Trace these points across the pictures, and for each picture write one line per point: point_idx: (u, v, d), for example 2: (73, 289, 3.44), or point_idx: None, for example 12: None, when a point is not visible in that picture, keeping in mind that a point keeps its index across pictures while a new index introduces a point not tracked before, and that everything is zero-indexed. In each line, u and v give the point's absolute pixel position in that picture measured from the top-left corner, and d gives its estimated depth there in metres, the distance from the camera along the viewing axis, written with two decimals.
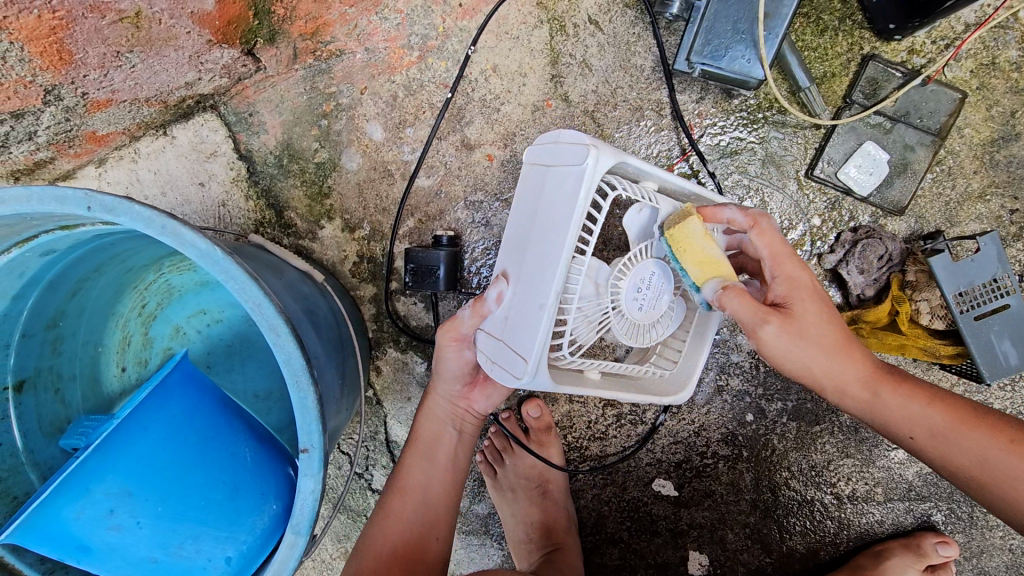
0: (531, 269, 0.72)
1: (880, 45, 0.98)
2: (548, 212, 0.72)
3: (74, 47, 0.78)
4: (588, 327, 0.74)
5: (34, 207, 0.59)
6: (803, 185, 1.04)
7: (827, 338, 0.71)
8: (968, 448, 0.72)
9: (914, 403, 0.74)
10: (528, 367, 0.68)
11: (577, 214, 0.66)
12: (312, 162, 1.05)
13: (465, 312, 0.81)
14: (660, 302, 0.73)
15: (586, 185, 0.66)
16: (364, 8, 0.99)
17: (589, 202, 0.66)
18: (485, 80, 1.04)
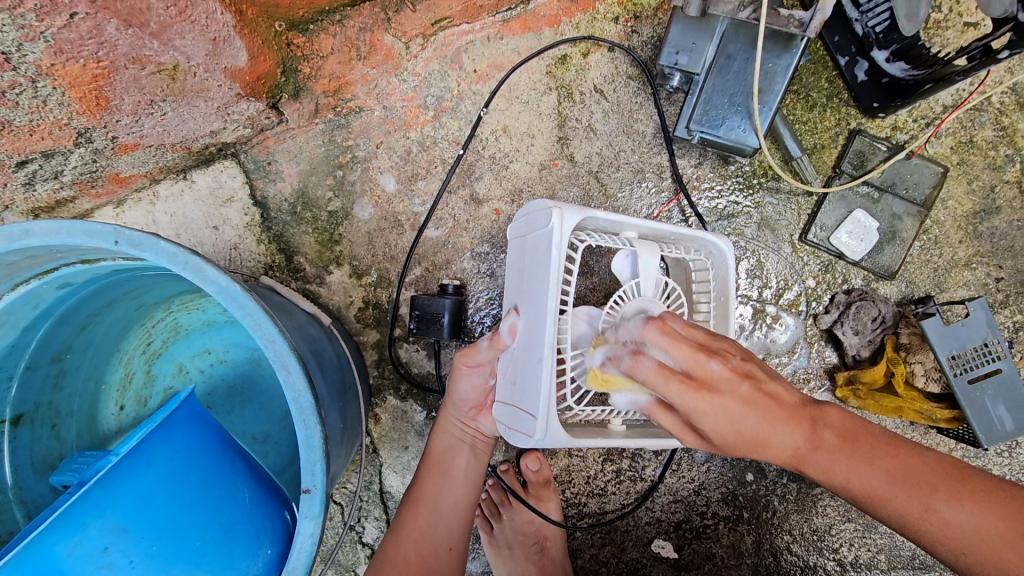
0: (525, 331, 0.75)
1: (865, 121, 1.05)
2: (530, 275, 0.76)
3: (111, 94, 0.80)
4: (587, 368, 0.75)
5: (63, 240, 0.61)
6: (797, 248, 1.09)
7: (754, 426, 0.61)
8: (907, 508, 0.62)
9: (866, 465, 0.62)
10: (537, 425, 0.69)
11: (553, 274, 0.69)
12: (325, 210, 1.09)
13: (483, 345, 0.84)
14: None
15: (553, 247, 0.70)
16: (384, 71, 1.06)
17: (563, 258, 0.70)
18: (495, 139, 1.09)
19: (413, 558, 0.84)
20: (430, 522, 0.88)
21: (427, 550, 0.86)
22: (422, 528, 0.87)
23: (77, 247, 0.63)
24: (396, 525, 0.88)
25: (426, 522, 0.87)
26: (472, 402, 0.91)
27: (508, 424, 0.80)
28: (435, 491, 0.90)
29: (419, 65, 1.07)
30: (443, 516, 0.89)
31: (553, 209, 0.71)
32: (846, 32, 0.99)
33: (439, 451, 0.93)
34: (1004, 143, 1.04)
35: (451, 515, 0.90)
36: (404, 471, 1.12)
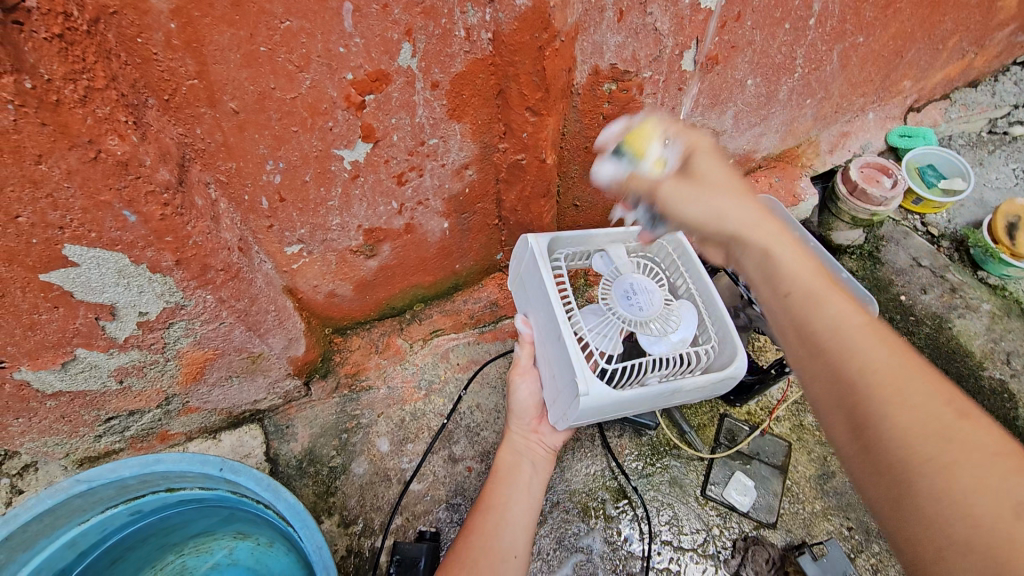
0: (547, 333, 1.08)
1: (729, 407, 1.48)
2: (532, 287, 1.14)
3: (207, 371, 1.13)
4: (609, 339, 1.07)
5: (182, 465, 0.88)
6: (702, 502, 1.34)
7: (811, 284, 0.83)
8: (933, 487, 0.61)
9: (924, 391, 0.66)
10: (580, 381, 0.95)
11: (547, 279, 1.06)
12: (327, 466, 1.33)
13: (520, 353, 1.21)
14: (649, 302, 1.06)
15: (540, 261, 1.10)
16: (392, 361, 1.45)
17: (549, 268, 1.08)
18: (470, 412, 1.42)
19: (490, 531, 1.04)
20: (497, 528, 1.05)
21: (493, 557, 1.00)
22: (491, 531, 1.04)
23: (185, 471, 0.91)
24: (469, 533, 1.04)
25: (494, 524, 1.05)
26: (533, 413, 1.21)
27: (557, 400, 1.07)
28: (502, 499, 1.09)
29: (418, 358, 1.47)
30: (507, 528, 1.05)
31: (531, 237, 1.13)
32: None
33: (503, 467, 1.15)
34: None
35: (515, 527, 1.06)
36: None
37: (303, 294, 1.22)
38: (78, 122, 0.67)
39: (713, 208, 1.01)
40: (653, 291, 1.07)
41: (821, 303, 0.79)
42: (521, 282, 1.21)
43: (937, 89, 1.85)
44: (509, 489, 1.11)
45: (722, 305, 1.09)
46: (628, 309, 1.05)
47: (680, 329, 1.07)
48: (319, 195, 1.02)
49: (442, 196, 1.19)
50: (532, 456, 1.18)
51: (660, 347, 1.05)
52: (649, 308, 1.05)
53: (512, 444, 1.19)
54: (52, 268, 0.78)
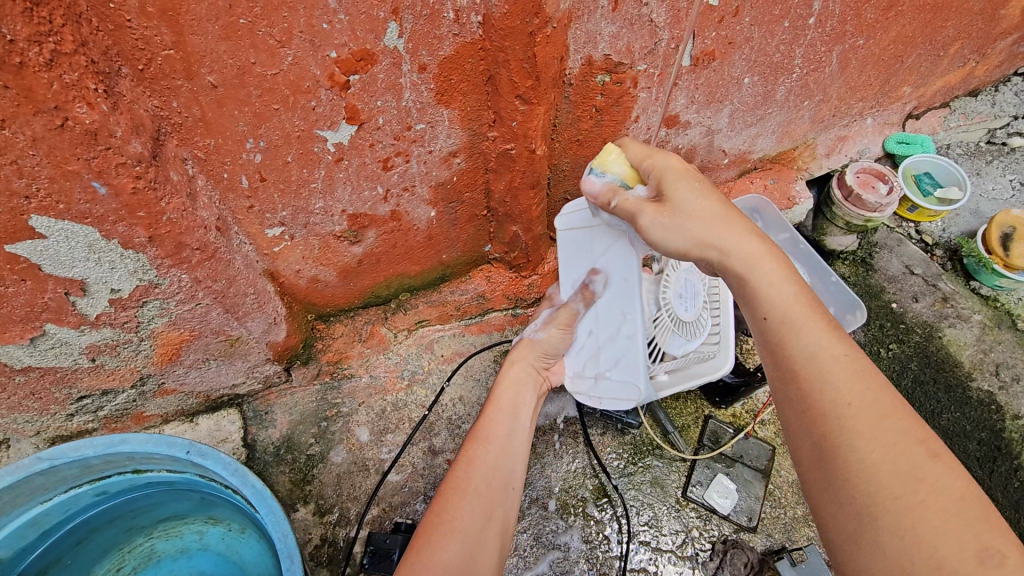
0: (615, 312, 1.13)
1: (714, 408, 1.46)
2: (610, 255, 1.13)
3: (184, 353, 1.11)
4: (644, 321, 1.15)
5: (148, 446, 0.86)
6: (683, 503, 1.32)
7: (789, 311, 0.74)
8: (897, 526, 0.60)
9: (892, 428, 0.64)
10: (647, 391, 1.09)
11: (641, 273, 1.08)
12: (305, 453, 1.32)
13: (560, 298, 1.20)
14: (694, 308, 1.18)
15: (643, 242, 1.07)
16: (376, 349, 1.43)
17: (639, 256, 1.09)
18: (452, 404, 1.41)
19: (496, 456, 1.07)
20: (500, 454, 1.08)
21: (499, 481, 1.04)
22: (495, 455, 1.07)
23: (151, 452, 0.88)
24: (469, 460, 1.05)
25: (497, 450, 1.07)
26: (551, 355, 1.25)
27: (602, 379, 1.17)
28: (506, 428, 1.12)
29: (402, 348, 1.45)
30: (509, 456, 1.08)
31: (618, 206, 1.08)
32: None
33: (506, 399, 1.18)
34: None
35: (515, 456, 1.09)
36: None
37: (285, 278, 1.20)
38: (44, 87, 0.65)
39: (686, 241, 0.85)
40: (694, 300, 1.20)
41: (797, 331, 0.73)
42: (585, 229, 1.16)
43: (938, 96, 1.83)
44: (509, 422, 1.14)
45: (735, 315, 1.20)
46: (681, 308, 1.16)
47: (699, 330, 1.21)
48: (302, 176, 1.00)
49: (430, 184, 1.17)
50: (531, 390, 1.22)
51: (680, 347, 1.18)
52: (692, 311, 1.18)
53: (514, 377, 1.21)
54: (19, 239, 0.76)
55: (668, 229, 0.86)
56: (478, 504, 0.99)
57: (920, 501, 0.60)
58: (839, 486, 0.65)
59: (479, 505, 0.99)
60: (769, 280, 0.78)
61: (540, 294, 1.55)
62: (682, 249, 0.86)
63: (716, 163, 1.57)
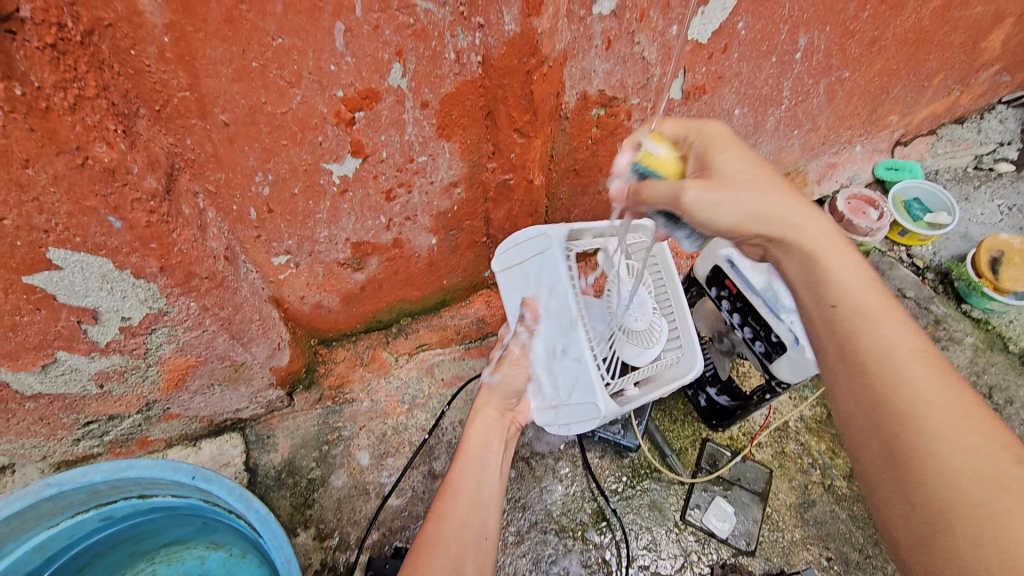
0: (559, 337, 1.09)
1: (711, 432, 1.48)
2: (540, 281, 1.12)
3: (189, 378, 1.14)
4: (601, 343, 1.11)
5: (155, 472, 0.87)
6: (681, 526, 1.33)
7: (863, 298, 0.74)
8: (973, 533, 0.57)
9: (976, 429, 0.62)
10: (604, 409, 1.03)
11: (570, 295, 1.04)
12: (305, 478, 1.33)
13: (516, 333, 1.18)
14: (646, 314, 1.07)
15: (558, 257, 1.07)
16: (377, 373, 1.45)
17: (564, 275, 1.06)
18: (452, 428, 1.43)
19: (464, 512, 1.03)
20: (471, 502, 1.05)
21: (467, 536, 1.00)
22: (461, 511, 1.03)
23: (157, 478, 0.90)
24: (439, 513, 1.02)
25: (465, 504, 1.04)
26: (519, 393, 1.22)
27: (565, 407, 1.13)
28: (474, 479, 1.09)
29: (403, 372, 1.47)
30: (479, 507, 1.05)
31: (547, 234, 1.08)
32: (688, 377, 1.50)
33: (473, 446, 1.15)
34: (806, 455, 1.48)
35: (486, 507, 1.06)
36: None
37: (289, 305, 1.23)
38: (68, 129, 0.69)
39: (736, 216, 0.80)
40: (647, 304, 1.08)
41: (874, 318, 0.72)
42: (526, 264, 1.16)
43: (925, 124, 1.89)
44: (479, 467, 1.11)
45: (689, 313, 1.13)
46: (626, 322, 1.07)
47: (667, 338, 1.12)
48: (307, 207, 1.03)
49: (431, 213, 1.21)
50: (501, 435, 1.18)
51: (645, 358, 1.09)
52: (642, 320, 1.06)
53: (483, 424, 1.18)
54: (36, 271, 0.79)
55: (719, 204, 0.79)
56: (454, 556, 0.96)
57: (1006, 509, 0.56)
58: (914, 488, 0.63)
59: (446, 565, 0.95)
60: (842, 265, 0.77)
61: None
62: (733, 224, 0.81)
63: None
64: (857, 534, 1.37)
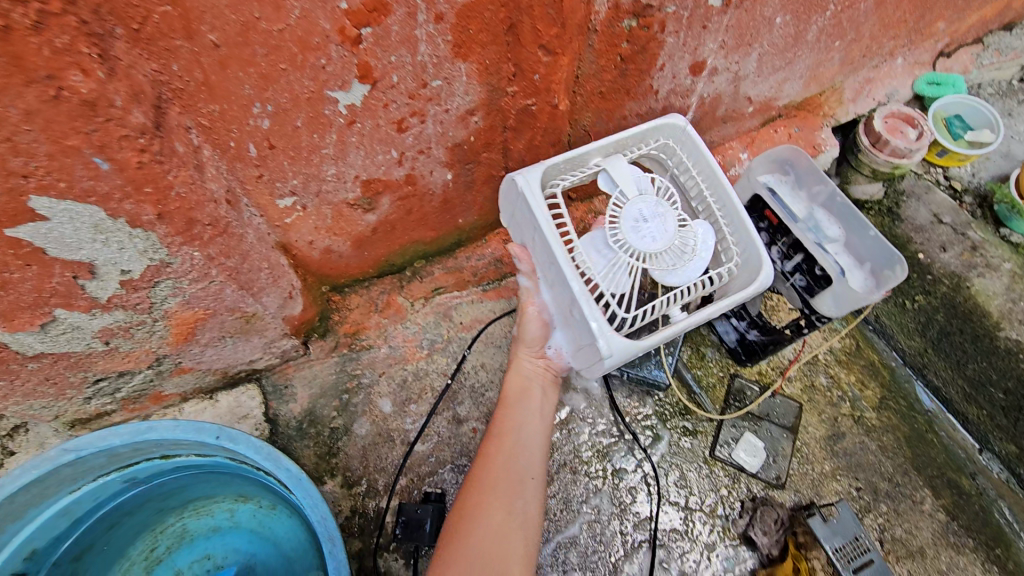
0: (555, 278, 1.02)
1: (739, 367, 1.42)
2: (529, 233, 1.07)
3: (200, 331, 1.07)
4: (620, 275, 1.03)
5: (177, 434, 0.83)
6: (710, 462, 1.32)
7: None
8: None
9: None
10: (602, 344, 0.94)
11: (550, 238, 0.98)
12: (328, 426, 1.31)
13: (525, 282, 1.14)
14: (662, 233, 1.01)
15: (531, 199, 1.01)
16: (393, 319, 1.39)
17: (546, 222, 1.00)
18: (474, 372, 1.39)
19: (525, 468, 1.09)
20: (514, 450, 1.07)
21: (514, 478, 1.04)
22: (508, 452, 1.07)
23: (178, 440, 0.86)
24: (486, 459, 1.06)
25: (509, 449, 1.07)
26: (540, 337, 1.17)
27: (577, 346, 1.05)
28: (515, 424, 1.11)
29: (420, 317, 1.41)
30: (524, 451, 1.08)
31: (517, 175, 1.02)
32: None
33: (514, 391, 1.15)
34: (835, 387, 1.46)
35: (530, 450, 1.09)
36: None
37: (298, 250, 1.14)
38: (35, 53, 0.58)
39: None
40: (665, 218, 1.02)
41: None
42: (514, 215, 1.12)
43: (971, 32, 1.73)
44: (520, 416, 1.12)
45: (746, 218, 1.05)
46: (641, 242, 1.00)
47: (698, 250, 1.03)
48: (312, 141, 0.93)
49: (446, 145, 1.10)
50: (542, 380, 1.19)
51: (677, 278, 1.02)
52: (661, 237, 1.01)
53: (521, 369, 1.18)
54: (19, 222, 0.71)
55: None
56: (496, 508, 1.00)
57: None
58: None
59: (496, 510, 1.00)
60: None
61: None
62: None
63: (740, 111, 1.49)
64: (886, 464, 1.38)
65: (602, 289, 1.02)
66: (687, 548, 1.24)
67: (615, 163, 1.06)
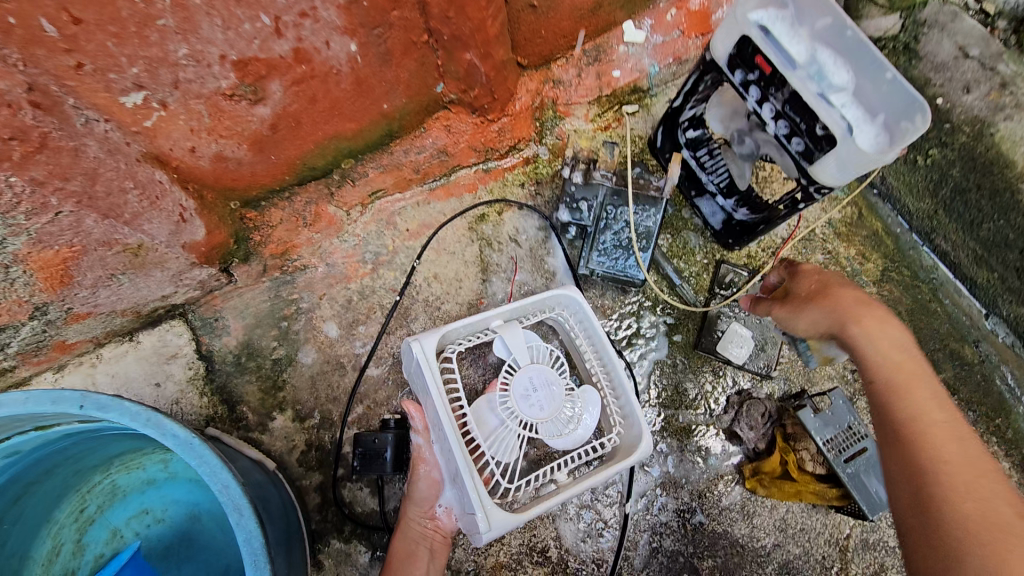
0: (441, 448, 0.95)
1: (726, 253, 1.29)
2: (421, 389, 0.98)
3: (76, 273, 0.89)
4: (508, 449, 0.94)
5: (29, 408, 0.66)
6: (693, 357, 1.21)
7: (892, 379, 0.85)
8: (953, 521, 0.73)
9: (972, 481, 0.75)
10: (480, 520, 0.85)
11: (432, 387, 0.91)
12: (269, 359, 1.18)
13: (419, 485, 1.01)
14: (550, 398, 0.93)
15: (427, 372, 0.93)
16: (327, 233, 1.20)
17: (435, 371, 0.93)
18: (427, 285, 1.24)
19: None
20: None
21: None
22: None
23: (40, 413, 0.68)
24: None
25: None
26: (432, 497, 1.02)
27: (464, 523, 0.94)
28: None
29: (358, 227, 1.22)
30: None
31: (414, 343, 0.94)
32: (699, 187, 1.24)
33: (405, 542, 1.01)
34: (832, 264, 1.31)
35: None
36: None
37: (179, 162, 0.92)
38: None
39: None
40: (556, 386, 0.94)
41: (908, 398, 0.84)
42: (409, 371, 1.04)
43: None
44: None
45: (627, 380, 0.97)
46: (528, 411, 0.93)
47: (585, 419, 0.96)
48: (137, 9, 0.68)
49: (337, 2, 0.82)
50: (431, 542, 1.02)
51: (566, 441, 0.95)
52: (548, 404, 0.93)
53: (409, 531, 1.02)
54: None
55: None
56: None
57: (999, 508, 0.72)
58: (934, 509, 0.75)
59: None
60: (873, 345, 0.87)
61: (514, 141, 1.26)
62: None
63: None
64: None
65: (485, 454, 0.92)
66: (669, 448, 1.15)
67: (511, 331, 0.96)
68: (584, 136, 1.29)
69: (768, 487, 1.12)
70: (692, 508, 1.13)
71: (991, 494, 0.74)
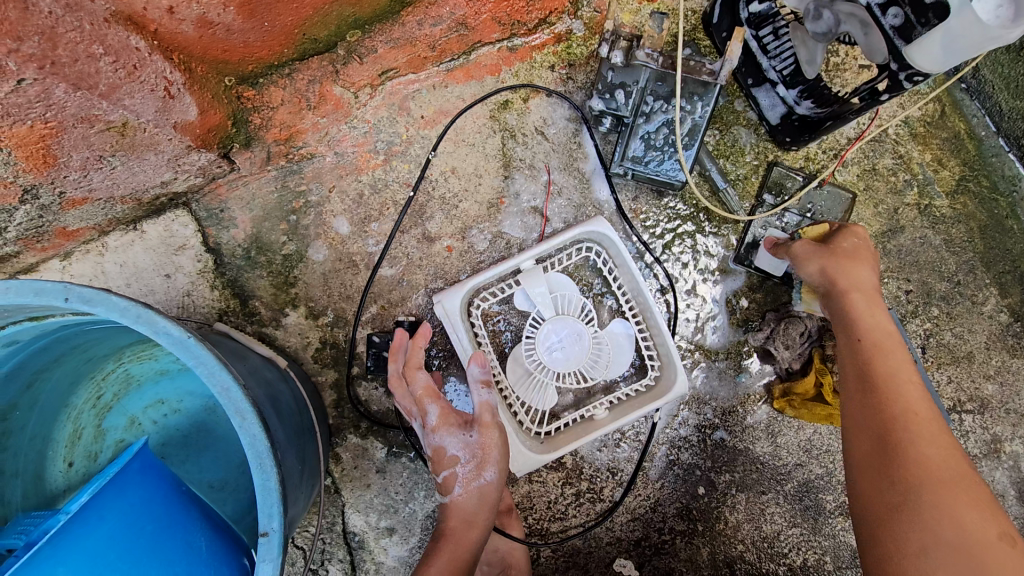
0: None
1: (782, 154, 1.14)
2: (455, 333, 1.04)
3: (59, 152, 0.81)
4: (544, 395, 1.04)
5: (11, 298, 0.61)
6: (728, 271, 1.12)
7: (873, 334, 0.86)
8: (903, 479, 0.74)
9: (934, 441, 0.76)
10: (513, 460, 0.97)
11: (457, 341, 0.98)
12: (279, 254, 1.12)
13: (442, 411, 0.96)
14: (576, 350, 1.03)
15: (453, 328, 0.99)
16: (334, 119, 1.09)
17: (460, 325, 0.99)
18: (444, 180, 1.13)
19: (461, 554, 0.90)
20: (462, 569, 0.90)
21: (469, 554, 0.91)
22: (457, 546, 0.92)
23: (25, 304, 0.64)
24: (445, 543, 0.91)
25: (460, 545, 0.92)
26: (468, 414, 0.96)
27: None
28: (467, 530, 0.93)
29: (369, 113, 1.11)
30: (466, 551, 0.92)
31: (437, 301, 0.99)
32: (757, 75, 1.07)
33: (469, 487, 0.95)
34: (902, 170, 1.15)
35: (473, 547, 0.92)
36: (367, 510, 1.12)
37: (158, 25, 0.80)
38: None
39: None
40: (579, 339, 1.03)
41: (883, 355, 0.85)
42: None
43: None
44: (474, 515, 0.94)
45: (661, 321, 0.99)
46: (557, 363, 1.02)
47: (614, 362, 1.05)
48: None
49: None
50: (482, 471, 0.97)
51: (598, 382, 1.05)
52: (574, 356, 1.02)
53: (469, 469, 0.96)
54: None
55: None
56: None
57: (952, 476, 0.72)
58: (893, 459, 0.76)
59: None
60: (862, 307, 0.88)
61: (545, 13, 1.09)
62: None
63: None
64: (949, 262, 1.15)
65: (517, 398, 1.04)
66: (696, 363, 1.10)
67: (535, 282, 1.02)
68: (628, 8, 1.12)
69: (798, 409, 1.06)
70: (714, 424, 1.10)
71: (950, 449, 0.75)
